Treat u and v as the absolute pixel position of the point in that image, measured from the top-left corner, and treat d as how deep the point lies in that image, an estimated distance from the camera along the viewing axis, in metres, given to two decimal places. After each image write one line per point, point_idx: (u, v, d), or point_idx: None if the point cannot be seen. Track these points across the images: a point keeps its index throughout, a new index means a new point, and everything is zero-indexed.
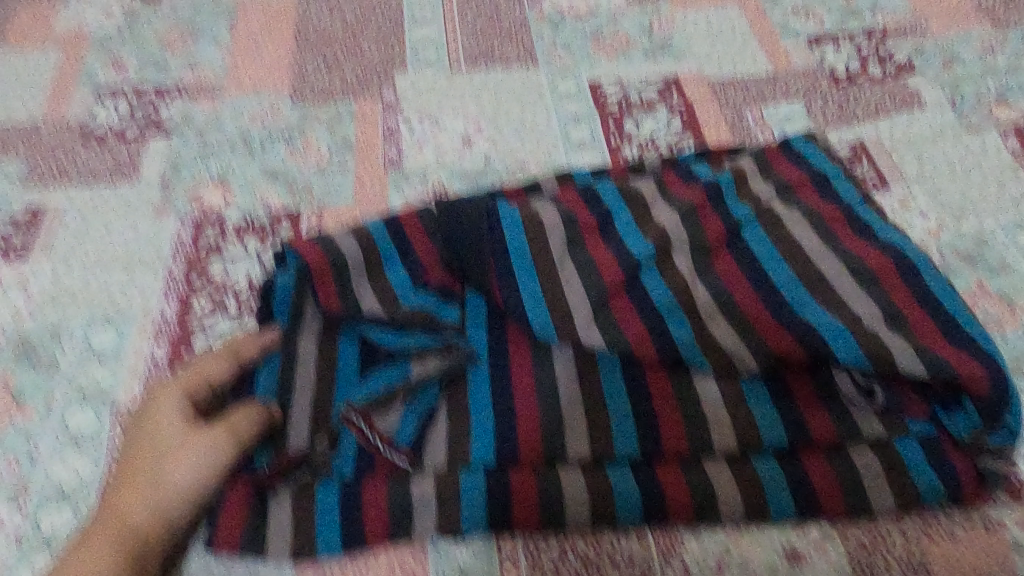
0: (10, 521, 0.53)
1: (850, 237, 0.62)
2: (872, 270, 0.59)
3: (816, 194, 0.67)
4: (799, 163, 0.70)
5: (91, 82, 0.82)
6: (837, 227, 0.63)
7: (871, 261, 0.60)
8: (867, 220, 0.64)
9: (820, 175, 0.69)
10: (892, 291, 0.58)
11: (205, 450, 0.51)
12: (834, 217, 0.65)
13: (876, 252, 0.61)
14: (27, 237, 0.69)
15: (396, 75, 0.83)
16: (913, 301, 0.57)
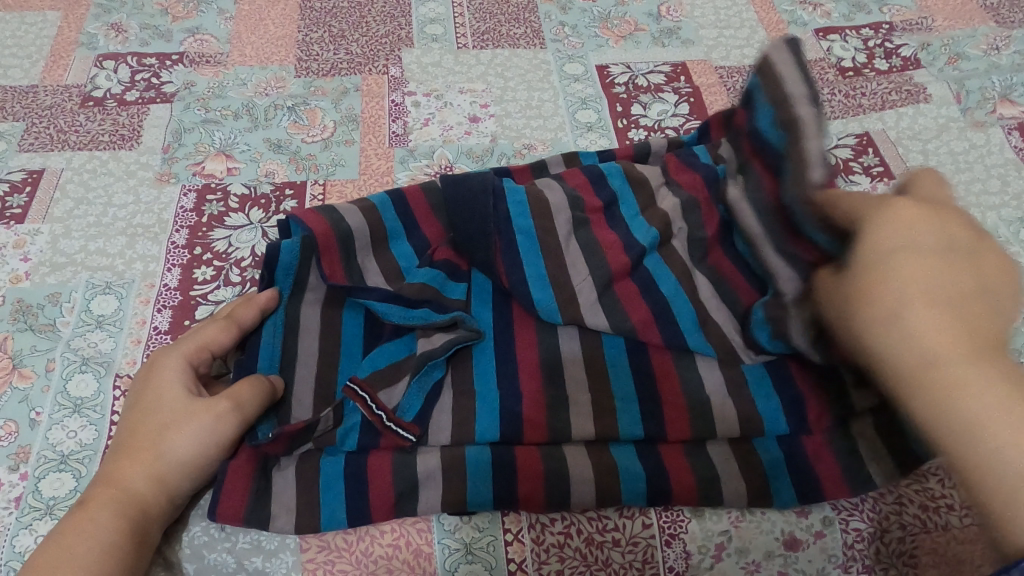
0: (9, 486, 0.52)
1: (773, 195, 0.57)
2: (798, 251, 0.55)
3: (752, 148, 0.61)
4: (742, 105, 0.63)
5: (90, 45, 0.80)
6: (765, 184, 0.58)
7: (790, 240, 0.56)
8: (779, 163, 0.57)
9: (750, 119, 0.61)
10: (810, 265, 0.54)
11: (207, 418, 0.51)
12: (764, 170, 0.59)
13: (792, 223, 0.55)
14: (24, 200, 0.67)
15: (402, 50, 0.82)
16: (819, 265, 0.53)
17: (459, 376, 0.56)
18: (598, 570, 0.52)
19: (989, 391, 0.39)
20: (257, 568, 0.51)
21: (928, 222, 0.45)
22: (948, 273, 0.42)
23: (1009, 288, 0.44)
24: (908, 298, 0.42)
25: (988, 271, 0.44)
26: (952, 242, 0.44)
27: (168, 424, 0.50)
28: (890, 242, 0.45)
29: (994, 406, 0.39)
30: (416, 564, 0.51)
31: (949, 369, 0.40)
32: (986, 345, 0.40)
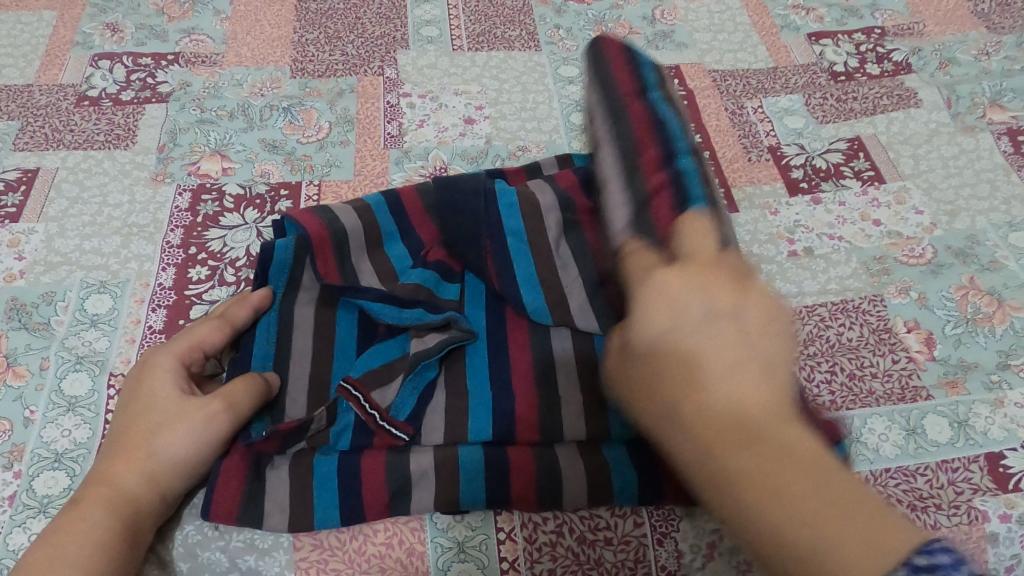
0: (3, 484, 0.52)
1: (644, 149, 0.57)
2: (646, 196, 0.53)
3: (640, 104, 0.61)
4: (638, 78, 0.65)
5: (85, 45, 0.80)
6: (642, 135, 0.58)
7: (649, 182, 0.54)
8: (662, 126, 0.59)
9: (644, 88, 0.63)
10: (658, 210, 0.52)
11: (199, 418, 0.51)
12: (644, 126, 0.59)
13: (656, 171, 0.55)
14: (19, 199, 0.67)
15: (397, 51, 0.82)
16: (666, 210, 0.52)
17: (453, 376, 0.56)
18: (591, 569, 0.52)
19: (762, 504, 0.36)
20: (251, 567, 0.51)
21: (688, 289, 0.40)
22: (699, 361, 0.38)
23: (756, 330, 0.39)
24: (688, 407, 0.38)
25: (752, 320, 0.39)
26: (708, 307, 0.39)
27: (162, 423, 0.51)
28: (650, 332, 0.40)
29: (787, 521, 0.35)
30: (409, 563, 0.51)
31: (740, 483, 0.36)
32: (764, 447, 0.36)
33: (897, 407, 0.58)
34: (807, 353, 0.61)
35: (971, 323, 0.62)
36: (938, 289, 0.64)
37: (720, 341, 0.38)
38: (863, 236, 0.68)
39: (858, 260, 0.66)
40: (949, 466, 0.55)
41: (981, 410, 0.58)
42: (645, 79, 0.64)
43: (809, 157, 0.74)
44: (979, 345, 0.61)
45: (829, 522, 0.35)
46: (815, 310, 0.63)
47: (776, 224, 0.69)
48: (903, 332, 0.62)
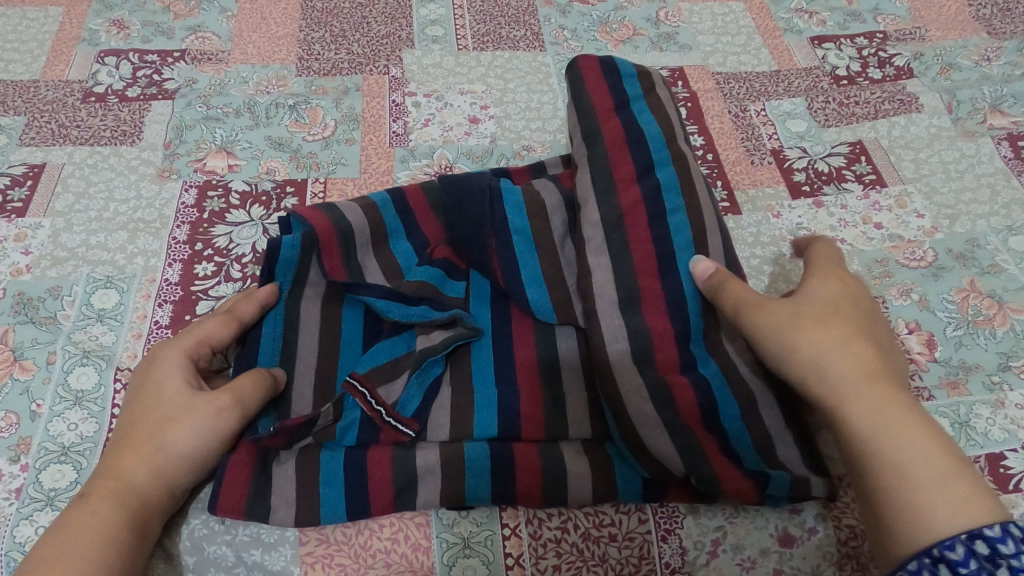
0: (10, 477, 0.52)
1: (623, 166, 0.60)
2: (622, 216, 0.58)
3: (614, 119, 0.63)
4: (614, 84, 0.66)
5: (91, 41, 0.80)
6: (616, 150, 0.61)
7: (624, 199, 0.58)
8: (645, 137, 0.61)
9: (623, 99, 0.65)
10: (634, 233, 0.57)
11: (207, 412, 0.51)
12: (619, 141, 0.61)
13: (633, 188, 0.59)
14: (25, 194, 0.67)
15: (403, 51, 0.82)
16: (647, 235, 0.57)
17: (458, 373, 0.57)
18: (596, 565, 0.53)
19: (909, 428, 0.44)
20: (257, 561, 0.51)
21: (857, 291, 0.53)
22: (874, 333, 0.49)
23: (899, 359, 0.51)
24: (856, 349, 0.48)
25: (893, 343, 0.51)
26: (873, 312, 0.52)
27: (170, 418, 0.51)
28: (825, 295, 0.51)
29: (920, 445, 0.43)
30: (415, 559, 0.52)
31: (885, 395, 0.45)
32: (914, 400, 0.46)
33: None
34: None
35: (972, 325, 0.63)
36: (939, 292, 0.65)
37: (884, 339, 0.50)
38: (865, 239, 0.69)
39: (860, 263, 0.67)
40: None
41: (982, 411, 0.58)
42: (626, 92, 0.65)
43: (811, 160, 0.74)
44: (980, 347, 0.62)
45: (954, 461, 0.43)
46: None
47: (779, 227, 0.69)
48: (904, 333, 0.62)
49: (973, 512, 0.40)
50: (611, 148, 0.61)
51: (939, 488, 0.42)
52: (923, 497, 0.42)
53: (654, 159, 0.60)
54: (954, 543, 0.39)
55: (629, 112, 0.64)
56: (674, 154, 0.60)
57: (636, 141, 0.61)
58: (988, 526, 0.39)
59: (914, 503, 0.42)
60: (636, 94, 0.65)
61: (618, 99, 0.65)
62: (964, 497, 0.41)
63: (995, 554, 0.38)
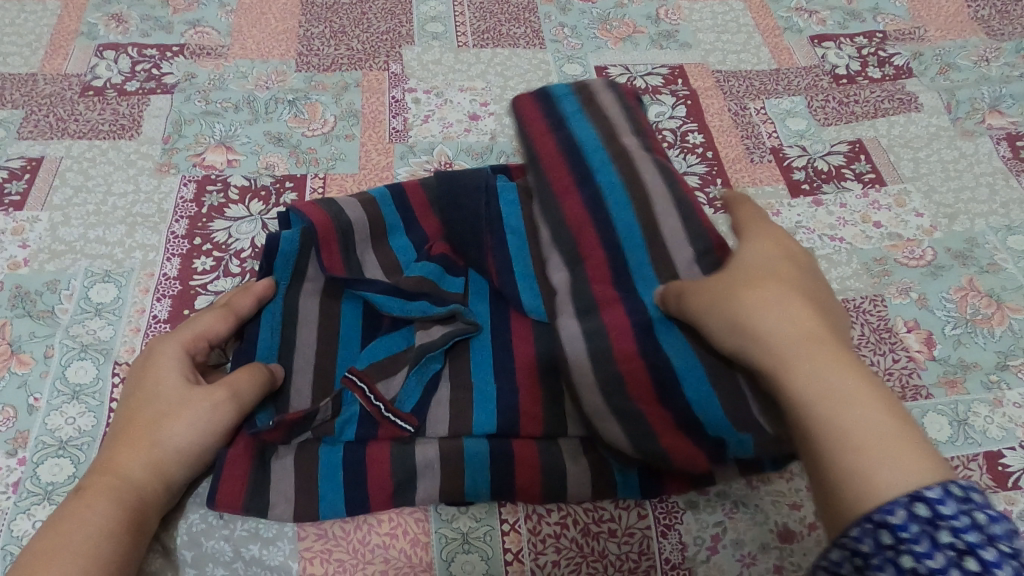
0: (7, 470, 0.52)
1: (563, 182, 0.61)
2: (570, 232, 0.59)
3: (550, 138, 0.64)
4: (546, 105, 0.67)
5: (90, 35, 0.80)
6: (554, 170, 0.62)
7: (568, 214, 0.60)
8: (583, 150, 0.62)
9: (559, 117, 0.66)
10: (586, 247, 0.58)
11: (204, 407, 0.51)
12: (557, 160, 0.63)
13: (576, 201, 0.60)
14: (23, 187, 0.67)
15: (403, 47, 0.82)
16: (598, 245, 0.58)
17: (457, 369, 0.56)
18: (595, 561, 0.52)
19: (854, 388, 0.41)
20: (255, 556, 0.51)
21: (796, 259, 0.51)
22: (815, 298, 0.47)
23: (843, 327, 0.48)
24: (799, 310, 0.45)
25: (837, 309, 0.49)
26: (813, 279, 0.50)
27: (168, 412, 0.51)
28: (766, 266, 0.49)
29: (865, 405, 0.40)
30: (413, 554, 0.52)
31: (830, 353, 0.42)
32: (858, 361, 0.43)
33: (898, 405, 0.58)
34: None
35: (971, 324, 0.63)
36: (938, 290, 0.65)
37: (825, 306, 0.47)
38: (864, 237, 0.69)
39: (859, 261, 0.67)
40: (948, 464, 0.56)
41: (980, 409, 0.58)
42: (561, 110, 0.66)
43: (811, 159, 0.74)
44: (978, 346, 0.62)
45: (901, 420, 0.40)
46: None
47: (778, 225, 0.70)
48: (903, 331, 0.63)
49: (917, 473, 0.37)
50: (549, 167, 0.63)
51: (881, 449, 0.38)
52: (868, 459, 0.38)
53: (594, 168, 0.61)
54: (893, 507, 0.36)
55: (566, 128, 0.65)
56: (613, 155, 0.62)
57: (574, 154, 0.62)
58: (930, 487, 0.36)
59: (858, 464, 0.38)
60: (572, 110, 0.66)
61: (555, 119, 0.66)
62: (909, 457, 0.38)
63: (936, 517, 0.35)
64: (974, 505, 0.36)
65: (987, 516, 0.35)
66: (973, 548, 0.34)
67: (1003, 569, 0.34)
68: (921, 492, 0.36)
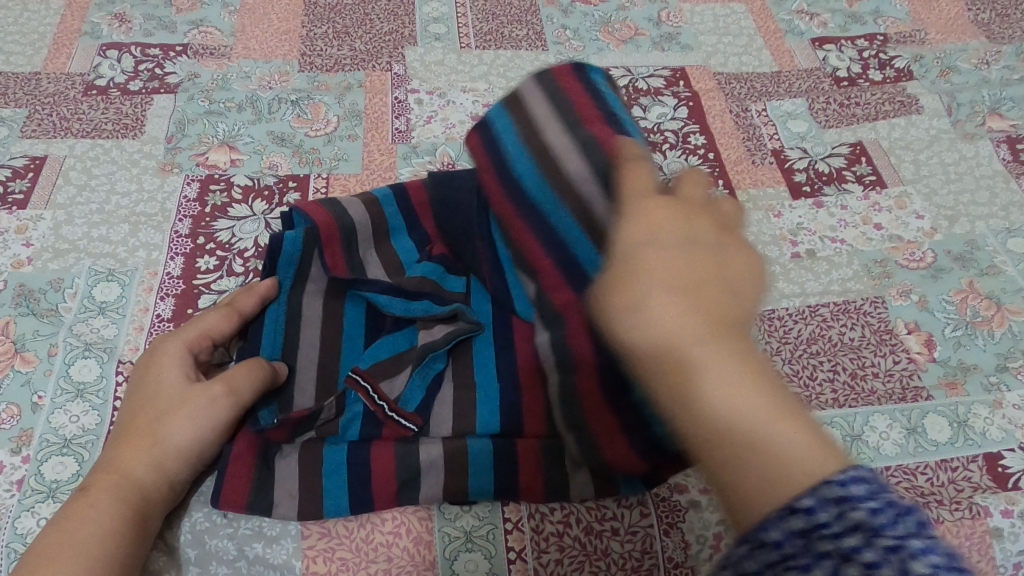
0: (11, 468, 0.52)
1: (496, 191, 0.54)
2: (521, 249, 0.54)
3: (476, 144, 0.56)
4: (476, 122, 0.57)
5: (93, 34, 0.80)
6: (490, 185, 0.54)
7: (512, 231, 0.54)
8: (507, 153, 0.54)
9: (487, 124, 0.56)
10: (540, 263, 0.52)
11: (205, 405, 0.51)
12: (486, 169, 0.55)
13: (514, 213, 0.53)
14: (26, 186, 0.67)
15: (405, 48, 0.82)
16: (547, 257, 0.52)
17: (460, 368, 0.57)
18: (598, 559, 0.53)
19: (714, 399, 0.37)
20: (259, 554, 0.51)
21: (673, 216, 0.43)
22: (686, 273, 0.40)
23: (738, 273, 0.41)
24: (659, 307, 0.39)
25: (728, 262, 0.41)
26: (697, 237, 0.42)
27: (168, 411, 0.51)
28: (638, 237, 0.42)
29: (727, 417, 0.37)
30: (416, 553, 0.52)
31: (697, 355, 0.37)
32: (721, 352, 0.38)
33: (899, 406, 0.59)
34: (809, 351, 0.62)
35: (971, 325, 0.63)
36: (938, 292, 0.65)
37: (707, 264, 0.40)
38: (865, 239, 0.69)
39: (860, 263, 0.67)
40: (949, 465, 0.56)
41: (980, 410, 0.59)
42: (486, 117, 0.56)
43: (812, 162, 0.75)
44: (978, 347, 0.62)
45: (768, 426, 0.36)
46: (817, 310, 0.64)
47: (779, 226, 0.70)
48: (904, 333, 0.63)
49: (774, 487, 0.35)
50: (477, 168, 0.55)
51: (762, 466, 0.35)
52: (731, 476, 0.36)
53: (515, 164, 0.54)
54: (771, 529, 0.34)
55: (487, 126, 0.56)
56: (535, 147, 0.53)
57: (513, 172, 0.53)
58: (803, 497, 0.34)
59: (726, 481, 0.37)
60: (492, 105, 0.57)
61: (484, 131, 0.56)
62: (769, 472, 0.35)
63: (810, 529, 0.33)
64: (848, 503, 0.33)
65: (867, 512, 0.32)
66: (854, 552, 0.32)
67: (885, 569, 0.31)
68: (795, 504, 0.33)
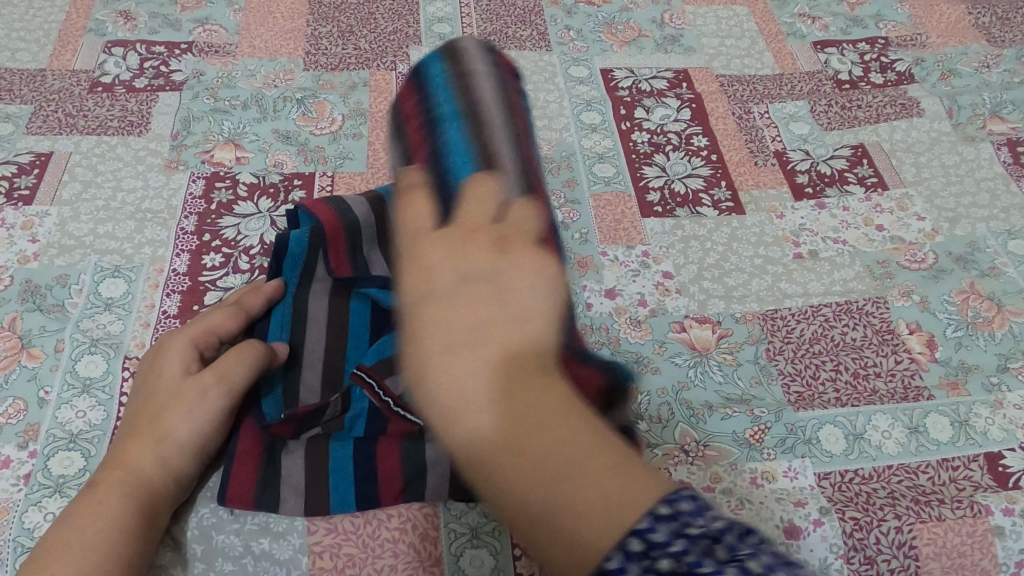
0: (18, 463, 0.52)
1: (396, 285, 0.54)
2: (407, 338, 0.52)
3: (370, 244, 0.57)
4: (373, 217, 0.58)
5: (98, 32, 0.80)
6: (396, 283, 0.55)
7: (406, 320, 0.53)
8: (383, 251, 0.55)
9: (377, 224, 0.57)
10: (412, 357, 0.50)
11: (203, 397, 0.51)
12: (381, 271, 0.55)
13: None
14: (32, 181, 0.67)
15: (410, 47, 0.83)
16: None
17: None
18: None
19: (493, 460, 0.29)
20: (265, 550, 0.51)
21: (448, 240, 0.35)
22: (449, 308, 0.32)
23: (523, 298, 0.33)
24: (424, 355, 0.31)
25: (508, 282, 0.33)
26: (472, 267, 0.34)
27: (165, 404, 0.50)
28: (415, 288, 0.34)
29: (519, 483, 0.28)
30: (422, 548, 0.52)
31: (472, 418, 0.30)
32: (499, 391, 0.30)
33: (900, 405, 0.59)
34: (811, 351, 0.62)
35: (972, 326, 0.64)
36: (940, 294, 0.66)
37: (479, 300, 0.33)
38: (867, 241, 0.69)
39: (861, 264, 0.68)
40: (950, 464, 0.57)
41: (981, 410, 0.59)
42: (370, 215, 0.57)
43: (814, 164, 0.75)
44: (979, 348, 0.63)
45: (558, 479, 0.28)
46: (819, 310, 0.64)
47: (781, 227, 0.70)
48: (905, 333, 0.63)
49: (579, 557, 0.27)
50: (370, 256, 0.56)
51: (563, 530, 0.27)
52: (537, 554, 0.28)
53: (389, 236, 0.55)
54: None
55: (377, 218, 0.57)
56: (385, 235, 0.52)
57: None
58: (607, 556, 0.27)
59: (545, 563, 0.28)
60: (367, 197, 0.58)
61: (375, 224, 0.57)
62: (572, 538, 0.27)
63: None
64: (656, 551, 0.27)
65: (672, 560, 0.26)
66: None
67: None
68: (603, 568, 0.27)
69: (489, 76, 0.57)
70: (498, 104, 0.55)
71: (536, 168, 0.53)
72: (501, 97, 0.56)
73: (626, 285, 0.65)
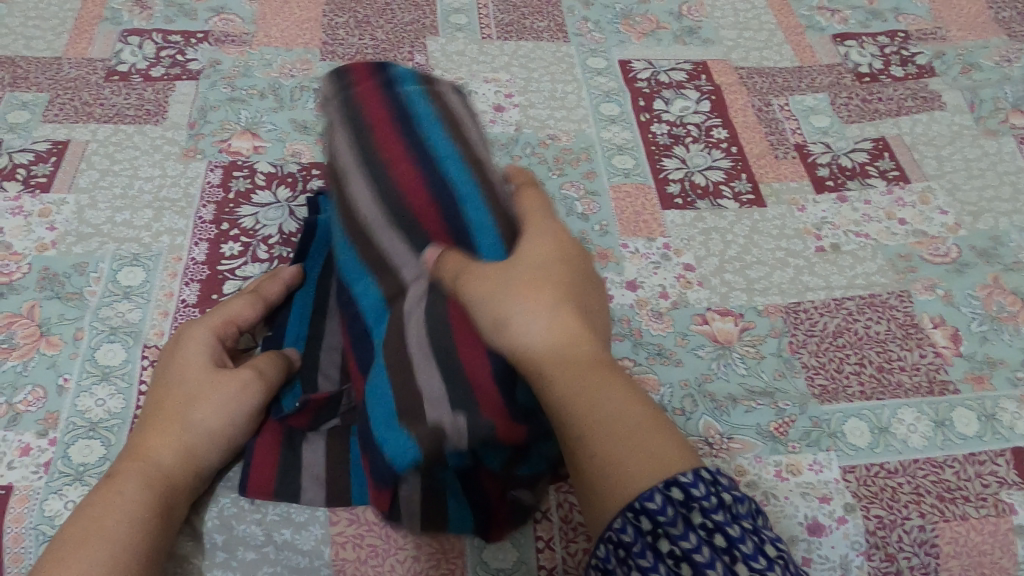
0: (38, 451, 0.52)
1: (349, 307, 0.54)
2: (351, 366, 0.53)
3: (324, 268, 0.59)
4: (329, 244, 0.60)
5: (114, 20, 0.80)
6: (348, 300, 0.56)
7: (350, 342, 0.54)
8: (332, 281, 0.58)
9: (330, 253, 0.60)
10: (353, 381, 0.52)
11: (233, 387, 0.51)
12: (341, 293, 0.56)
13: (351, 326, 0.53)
14: (49, 169, 0.67)
15: (427, 38, 0.82)
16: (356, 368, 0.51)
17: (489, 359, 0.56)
18: None
19: (599, 383, 0.41)
20: (287, 540, 0.51)
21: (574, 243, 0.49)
22: (581, 295, 0.46)
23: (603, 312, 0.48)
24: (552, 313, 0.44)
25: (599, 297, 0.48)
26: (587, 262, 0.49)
27: (190, 396, 0.50)
28: (537, 253, 0.47)
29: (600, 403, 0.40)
30: (444, 540, 0.52)
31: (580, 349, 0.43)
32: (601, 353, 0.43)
33: (926, 399, 0.59)
34: (835, 344, 0.62)
35: (996, 321, 0.63)
36: (964, 288, 0.65)
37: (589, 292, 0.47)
38: (889, 234, 0.69)
39: (884, 257, 0.67)
40: (977, 459, 0.56)
41: (1007, 405, 0.58)
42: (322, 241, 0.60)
43: (835, 156, 0.75)
44: (1004, 343, 0.62)
45: (639, 414, 0.40)
46: (843, 303, 0.64)
47: (803, 220, 0.70)
48: (929, 327, 0.63)
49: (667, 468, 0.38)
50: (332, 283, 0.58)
51: (628, 436, 0.39)
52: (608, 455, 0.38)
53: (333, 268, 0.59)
54: (653, 493, 0.37)
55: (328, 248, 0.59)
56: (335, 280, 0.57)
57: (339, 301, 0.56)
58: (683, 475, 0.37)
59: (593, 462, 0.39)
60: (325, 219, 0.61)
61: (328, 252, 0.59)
62: (655, 454, 0.38)
63: (689, 500, 0.37)
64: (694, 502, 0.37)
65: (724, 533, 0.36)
66: (722, 526, 0.37)
67: (745, 544, 0.36)
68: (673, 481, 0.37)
69: (342, 110, 0.58)
70: (351, 140, 0.55)
71: (414, 160, 0.52)
72: (349, 125, 0.56)
73: (646, 278, 0.65)
